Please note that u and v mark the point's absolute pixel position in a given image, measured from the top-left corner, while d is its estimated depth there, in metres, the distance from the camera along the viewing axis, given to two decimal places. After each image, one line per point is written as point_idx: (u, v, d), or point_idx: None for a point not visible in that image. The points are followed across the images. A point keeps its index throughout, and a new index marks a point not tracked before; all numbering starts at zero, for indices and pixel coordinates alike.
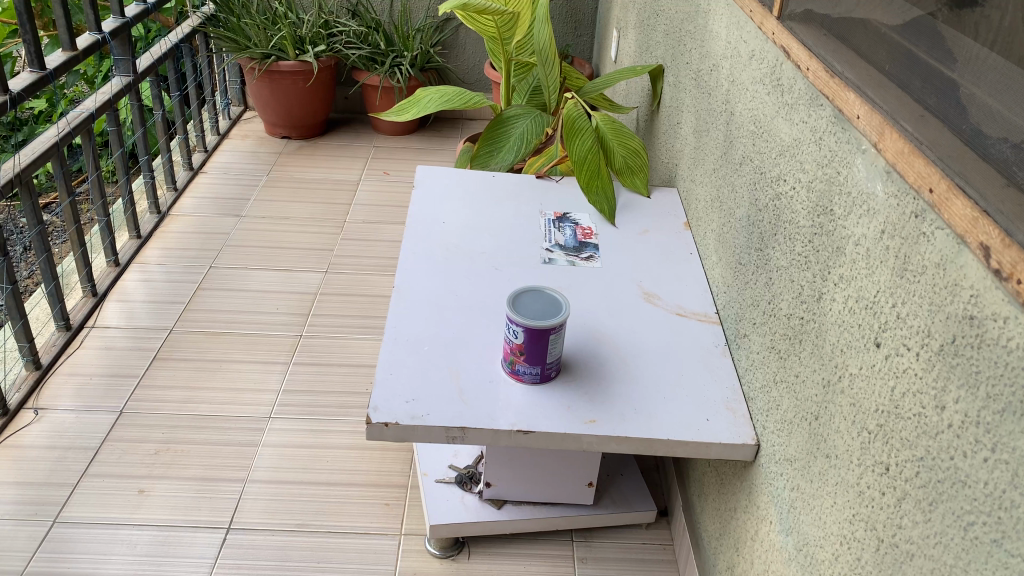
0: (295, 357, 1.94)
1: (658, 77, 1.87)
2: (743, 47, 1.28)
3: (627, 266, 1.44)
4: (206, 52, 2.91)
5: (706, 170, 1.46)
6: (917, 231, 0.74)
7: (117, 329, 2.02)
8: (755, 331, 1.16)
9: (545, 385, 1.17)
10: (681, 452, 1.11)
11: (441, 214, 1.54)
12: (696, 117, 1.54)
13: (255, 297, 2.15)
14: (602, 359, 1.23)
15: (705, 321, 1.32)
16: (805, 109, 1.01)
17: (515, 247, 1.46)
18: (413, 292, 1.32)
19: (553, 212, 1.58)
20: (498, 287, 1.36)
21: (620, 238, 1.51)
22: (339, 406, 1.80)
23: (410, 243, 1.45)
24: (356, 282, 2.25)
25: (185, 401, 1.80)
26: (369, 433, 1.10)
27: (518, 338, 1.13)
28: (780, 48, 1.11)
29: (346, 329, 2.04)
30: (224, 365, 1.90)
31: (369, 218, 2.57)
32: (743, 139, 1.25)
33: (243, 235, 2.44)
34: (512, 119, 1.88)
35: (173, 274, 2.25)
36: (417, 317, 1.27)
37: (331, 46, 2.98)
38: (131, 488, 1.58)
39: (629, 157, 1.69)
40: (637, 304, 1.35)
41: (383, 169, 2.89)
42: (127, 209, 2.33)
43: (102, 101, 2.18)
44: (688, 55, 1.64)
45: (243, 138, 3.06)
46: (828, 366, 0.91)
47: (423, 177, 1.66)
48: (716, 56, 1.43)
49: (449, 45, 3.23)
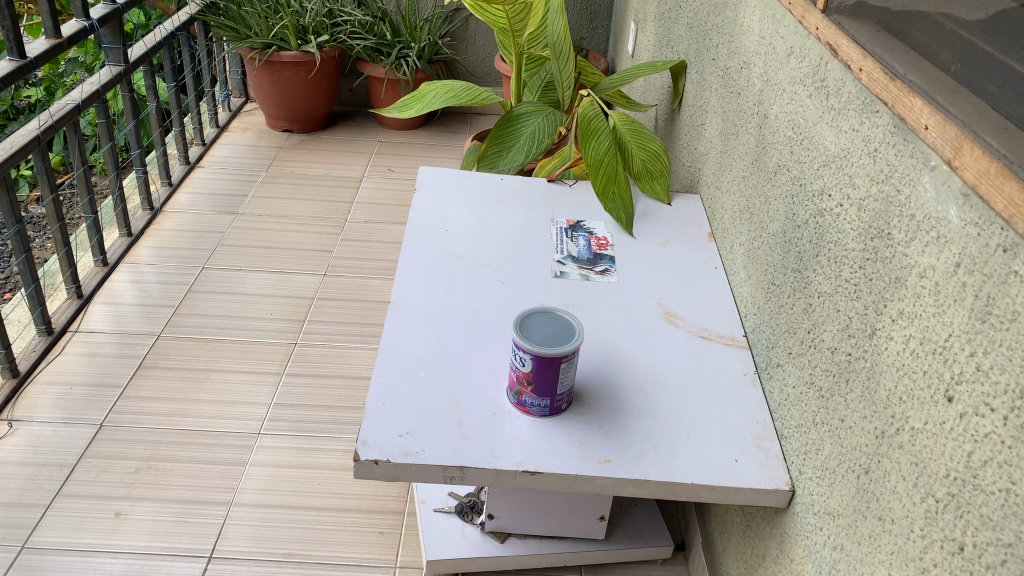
0: (288, 367, 1.83)
1: (680, 74, 1.75)
2: (780, 44, 1.16)
3: (646, 282, 1.32)
4: (205, 41, 2.79)
5: (734, 177, 1.34)
6: (1006, 268, 0.61)
7: (102, 334, 1.91)
8: (792, 362, 1.04)
9: (555, 419, 1.06)
10: (705, 498, 1.00)
11: (443, 220, 1.42)
12: (722, 119, 1.42)
13: (248, 302, 2.04)
14: (619, 389, 1.11)
15: (732, 345, 1.20)
16: (857, 114, 0.89)
17: (523, 258, 1.34)
18: (410, 309, 1.21)
19: (565, 220, 1.45)
20: (505, 304, 1.24)
21: (638, 250, 1.39)
22: (333, 423, 1.68)
23: (408, 252, 1.33)
24: (356, 286, 2.13)
25: (170, 414, 1.68)
26: (357, 471, 0.99)
27: (526, 366, 1.02)
28: (825, 45, 0.98)
29: (344, 338, 1.93)
30: (213, 375, 1.79)
31: (371, 217, 2.46)
32: (778, 145, 1.13)
33: (239, 235, 2.33)
34: (523, 116, 1.77)
35: (164, 276, 2.14)
36: (415, 338, 1.16)
37: (335, 36, 2.86)
38: (107, 511, 1.47)
39: (648, 161, 1.56)
40: (657, 326, 1.23)
41: (388, 166, 2.77)
42: (118, 206, 2.22)
43: (89, 91, 2.05)
44: (714, 50, 1.51)
45: (242, 131, 2.94)
46: (883, 415, 0.79)
47: (425, 178, 1.55)
48: (747, 53, 1.30)
49: (458, 36, 3.10)
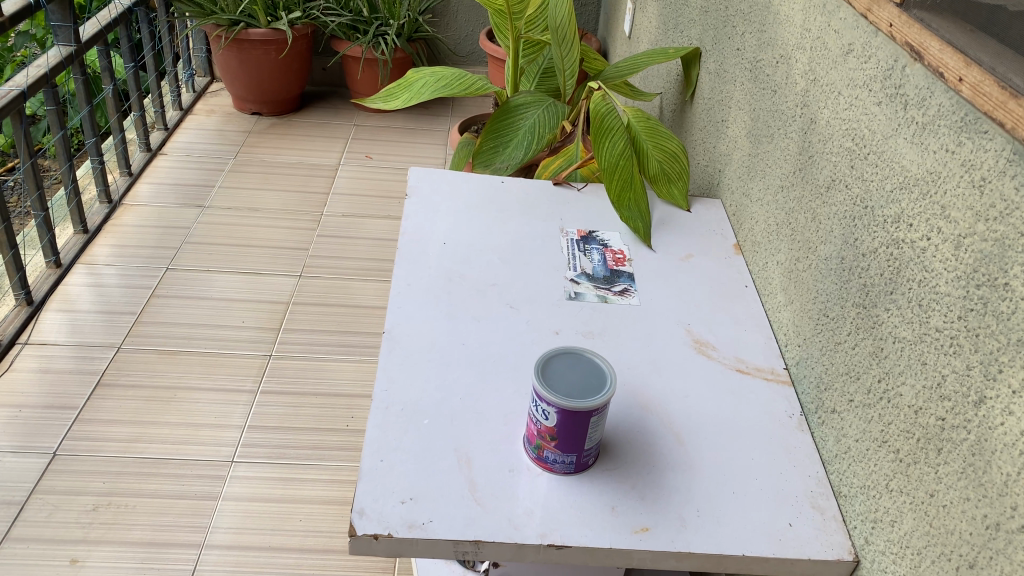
0: (263, 383, 1.67)
1: (694, 62, 1.60)
2: (832, 38, 1.01)
3: (670, 305, 1.17)
4: (165, 16, 2.57)
5: (768, 186, 1.20)
6: None
7: (55, 346, 1.73)
8: (854, 412, 0.90)
9: (581, 476, 0.91)
10: (758, 570, 0.86)
11: (440, 231, 1.26)
12: (751, 117, 1.28)
13: (217, 308, 1.87)
14: (651, 437, 0.97)
15: (771, 380, 1.06)
16: (952, 131, 0.74)
17: (532, 277, 1.19)
18: (408, 342, 1.06)
19: (575, 230, 1.31)
20: (515, 334, 1.09)
21: (658, 265, 1.25)
22: (313, 448, 1.53)
23: (402, 270, 1.17)
24: (335, 288, 1.98)
25: (133, 440, 1.52)
26: (352, 547, 0.84)
27: (551, 420, 0.87)
28: (902, 46, 0.83)
29: (324, 348, 1.78)
30: (180, 393, 1.63)
31: (350, 210, 2.29)
32: (832, 155, 0.98)
33: (206, 231, 2.15)
34: (522, 108, 1.61)
35: (124, 278, 1.96)
36: (414, 379, 1.01)
37: (308, 12, 2.66)
38: (61, 557, 1.31)
39: (665, 163, 1.42)
40: (687, 358, 1.09)
41: (366, 153, 2.60)
42: (71, 200, 2.03)
43: (37, 75, 1.84)
44: (739, 40, 1.36)
45: (208, 114, 2.74)
46: (997, 503, 0.65)
47: (416, 181, 1.39)
48: (786, 46, 1.15)
49: (439, 13, 2.92)
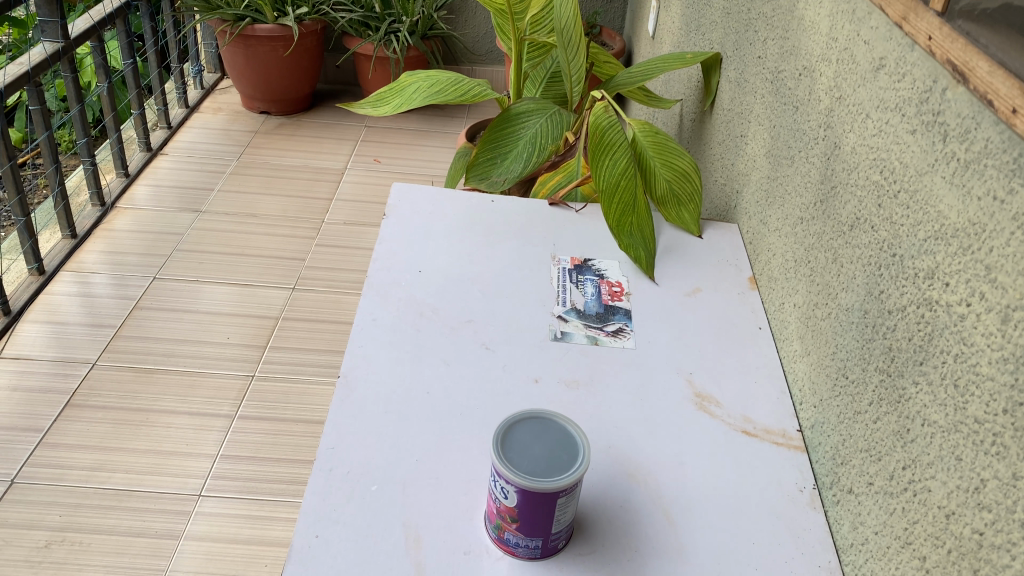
0: (241, 407, 1.56)
1: (713, 69, 1.45)
2: (862, 51, 0.86)
3: (670, 348, 1.03)
4: (169, 11, 2.48)
5: (786, 214, 1.05)
6: None
7: (29, 360, 1.64)
8: (873, 498, 0.75)
9: (548, 561, 0.78)
10: None
11: (416, 258, 1.14)
12: (771, 134, 1.13)
13: (202, 322, 1.77)
14: (636, 515, 0.83)
15: (780, 445, 0.92)
16: (1003, 174, 0.60)
17: (514, 313, 1.06)
18: (364, 389, 0.93)
19: (569, 257, 1.18)
20: (487, 380, 0.96)
21: (660, 301, 1.11)
22: (288, 482, 1.42)
23: (368, 303, 1.05)
24: (328, 302, 1.87)
25: (97, 467, 1.42)
26: None
27: (510, 499, 0.74)
28: (943, 65, 0.69)
29: (309, 369, 1.66)
30: (153, 417, 1.53)
31: (351, 218, 2.18)
32: (860, 189, 0.84)
33: (199, 237, 2.05)
34: (522, 117, 1.48)
35: (110, 287, 1.86)
36: (367, 435, 0.88)
37: (317, 8, 2.55)
38: None
39: (674, 183, 1.29)
40: (684, 415, 0.95)
41: (374, 156, 2.49)
42: (58, 204, 1.94)
43: (17, 73, 1.75)
44: (760, 45, 1.22)
45: (215, 113, 2.65)
46: None
47: (398, 199, 1.26)
48: (810, 57, 1.01)
49: (456, 9, 2.80)
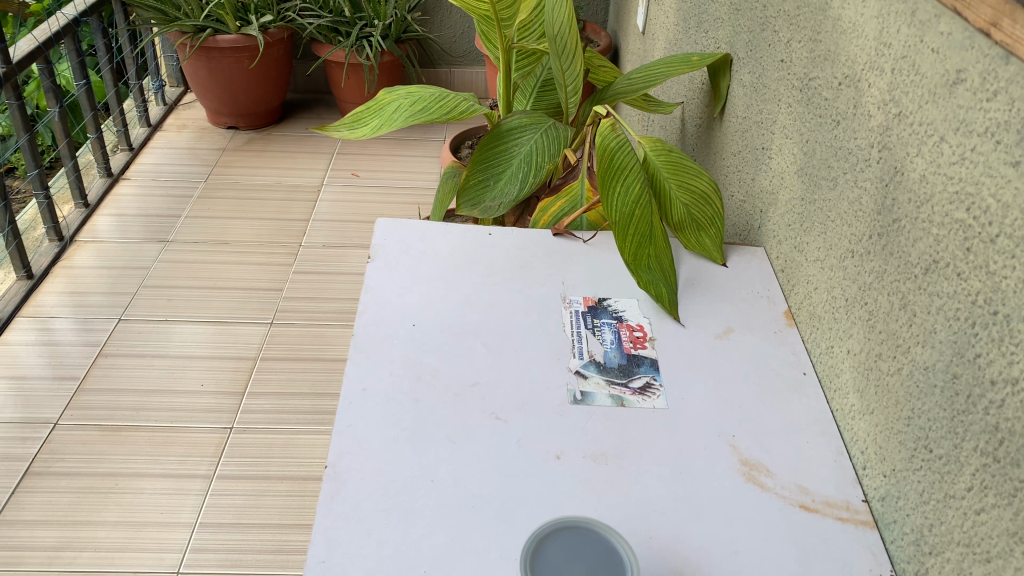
0: (221, 465, 1.42)
1: (722, 71, 1.32)
2: (927, 60, 0.73)
3: (706, 405, 0.90)
4: (123, 25, 2.31)
5: (830, 243, 0.92)
6: None
7: None
8: None
9: None
10: None
11: (408, 309, 1.00)
12: (803, 149, 1.00)
13: (174, 367, 1.62)
14: None
15: (846, 520, 0.79)
16: None
17: (522, 372, 0.92)
18: (358, 482, 0.79)
19: (581, 299, 1.04)
20: (500, 460, 0.82)
21: (689, 347, 0.98)
22: (275, 552, 1.28)
23: (357, 369, 0.91)
24: (311, 337, 1.72)
25: (62, 547, 1.27)
26: None
27: None
28: None
29: (293, 416, 1.52)
30: (123, 482, 1.38)
31: (331, 240, 2.03)
32: (938, 226, 0.70)
33: (168, 270, 1.90)
34: (516, 133, 1.34)
35: (72, 332, 1.71)
36: (363, 542, 0.74)
37: (283, 14, 2.40)
38: None
39: (694, 207, 1.16)
40: (732, 490, 0.81)
41: (351, 169, 2.34)
42: (10, 244, 1.78)
43: None
44: (783, 47, 1.08)
45: (179, 130, 2.49)
46: None
47: (383, 238, 1.12)
48: (852, 63, 0.87)
49: (430, 9, 2.65)
